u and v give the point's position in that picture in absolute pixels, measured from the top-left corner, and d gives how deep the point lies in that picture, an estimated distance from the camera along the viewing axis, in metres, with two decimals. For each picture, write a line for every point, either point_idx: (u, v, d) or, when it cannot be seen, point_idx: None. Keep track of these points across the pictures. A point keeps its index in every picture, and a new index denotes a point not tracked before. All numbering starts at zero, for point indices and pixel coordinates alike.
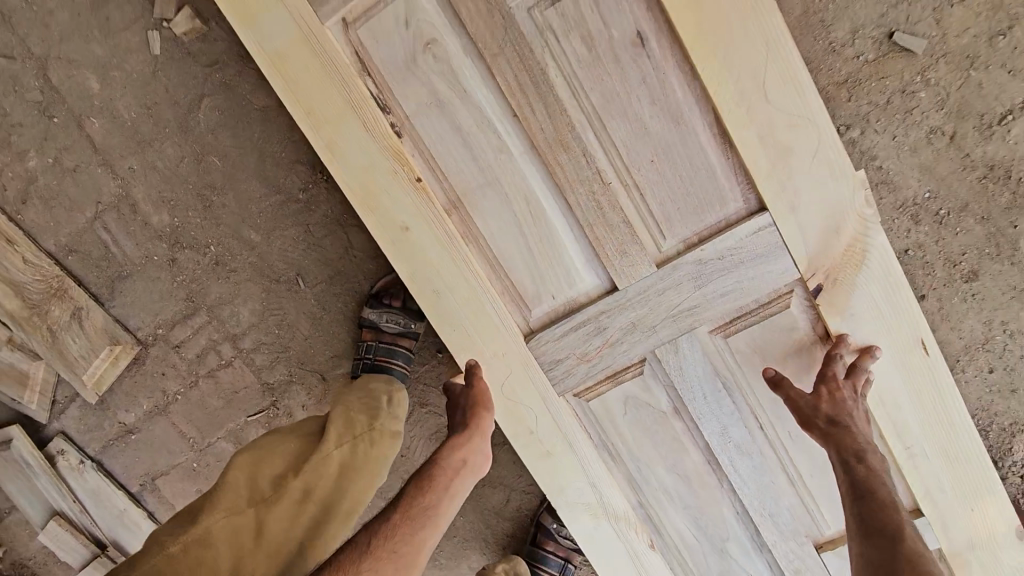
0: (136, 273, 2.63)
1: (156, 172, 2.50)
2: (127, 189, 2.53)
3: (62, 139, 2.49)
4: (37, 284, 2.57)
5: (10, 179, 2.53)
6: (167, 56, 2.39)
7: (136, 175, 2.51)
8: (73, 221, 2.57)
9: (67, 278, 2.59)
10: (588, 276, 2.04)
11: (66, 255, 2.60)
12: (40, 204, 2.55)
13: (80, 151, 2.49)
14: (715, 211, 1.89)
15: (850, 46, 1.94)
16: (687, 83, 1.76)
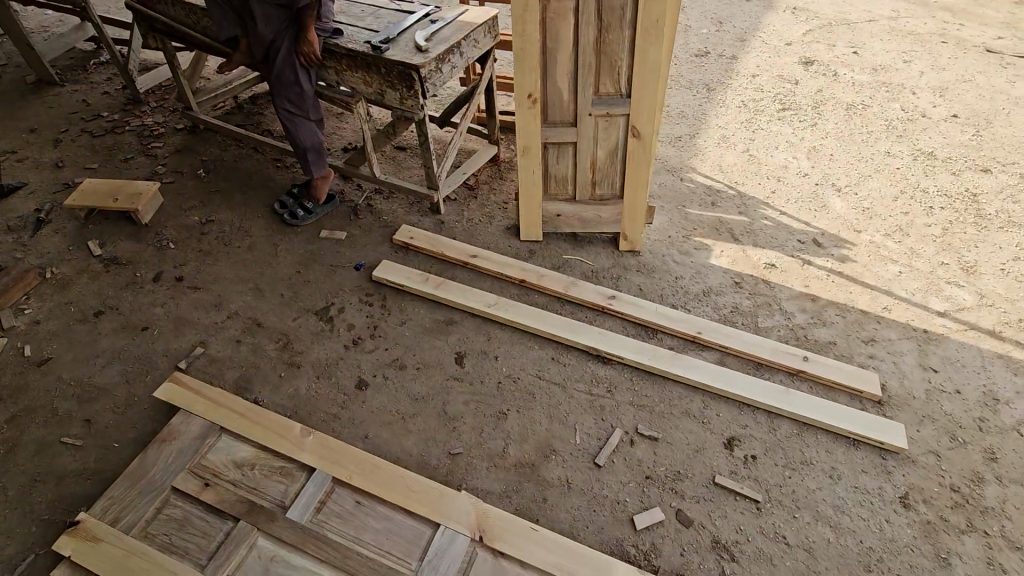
0: None
1: (91, 491, 2.52)
2: (45, 517, 2.43)
3: None
4: None
5: None
6: (144, 398, 2.86)
7: (65, 500, 2.49)
8: None
9: None
10: (548, 442, 2.75)
11: None
12: None
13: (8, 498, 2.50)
14: (609, 373, 3.04)
15: (620, 310, 3.32)
16: (537, 363, 3.08)
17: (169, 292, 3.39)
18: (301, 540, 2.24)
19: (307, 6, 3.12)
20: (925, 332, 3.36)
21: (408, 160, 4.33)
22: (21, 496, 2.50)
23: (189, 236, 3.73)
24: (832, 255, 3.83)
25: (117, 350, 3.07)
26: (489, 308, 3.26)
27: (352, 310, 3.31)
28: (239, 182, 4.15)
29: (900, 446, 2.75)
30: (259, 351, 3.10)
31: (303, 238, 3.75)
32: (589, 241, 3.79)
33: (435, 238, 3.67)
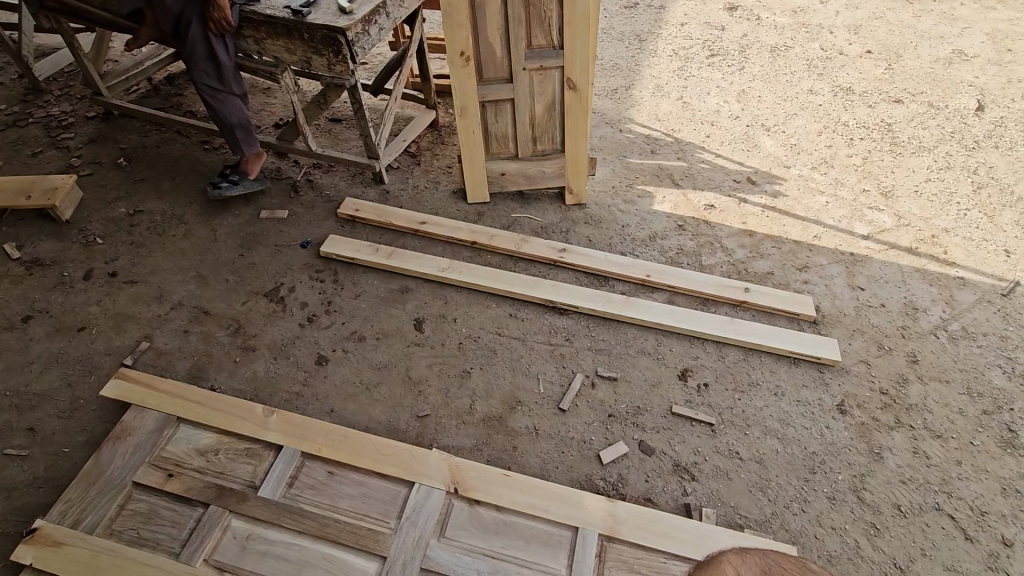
0: None
1: (47, 499, 2.42)
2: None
3: None
4: None
5: None
6: (91, 399, 2.74)
7: (19, 511, 2.38)
8: None
9: None
10: (512, 393, 2.83)
11: None
12: None
13: None
14: (566, 323, 3.14)
15: (572, 261, 3.40)
16: (496, 320, 3.13)
17: (103, 289, 3.22)
18: (276, 516, 2.24)
19: None
20: (852, 255, 3.61)
21: (345, 132, 4.22)
22: None
23: (118, 230, 3.53)
24: (766, 192, 4.02)
25: (54, 354, 2.92)
26: (443, 272, 3.27)
27: (303, 288, 3.25)
28: (166, 169, 3.94)
29: (834, 358, 2.98)
30: (209, 339, 3.01)
31: (243, 221, 3.62)
32: (536, 198, 3.83)
33: (380, 208, 3.63)
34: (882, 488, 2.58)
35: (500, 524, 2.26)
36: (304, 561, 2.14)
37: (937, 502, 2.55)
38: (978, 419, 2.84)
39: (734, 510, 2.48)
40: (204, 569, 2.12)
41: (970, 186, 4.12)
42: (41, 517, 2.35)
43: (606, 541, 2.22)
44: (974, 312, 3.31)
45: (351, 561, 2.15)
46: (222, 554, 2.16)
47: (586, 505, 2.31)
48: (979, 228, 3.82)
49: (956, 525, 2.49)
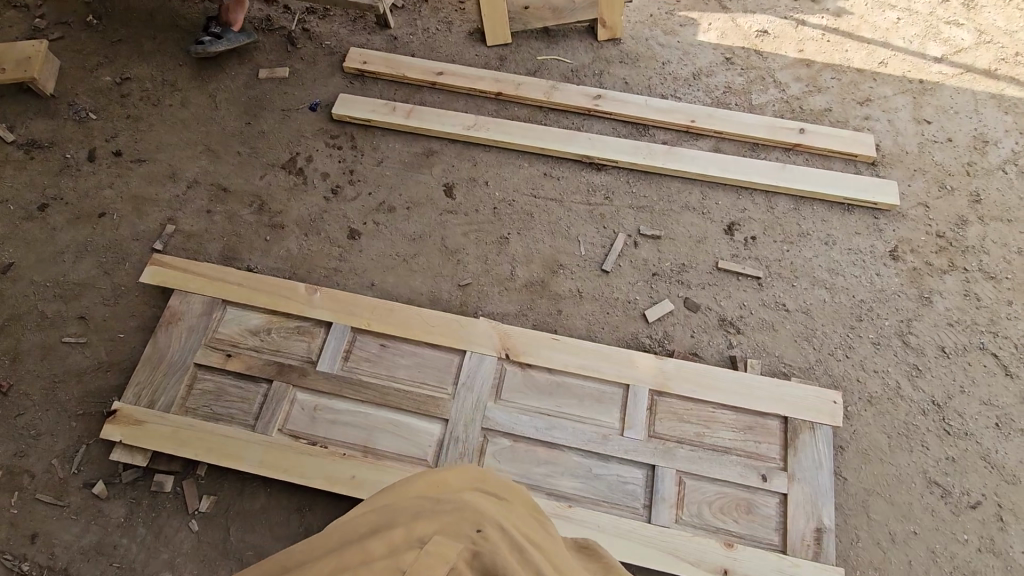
0: (91, 493, 2.32)
1: (118, 382, 2.53)
2: (81, 413, 2.46)
3: (20, 394, 2.51)
4: None
5: None
6: (133, 285, 2.73)
7: (95, 393, 2.50)
8: (22, 469, 2.36)
9: (17, 535, 2.25)
10: (552, 257, 2.76)
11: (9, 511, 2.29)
12: None
13: (33, 400, 2.49)
14: (605, 179, 2.93)
15: (607, 107, 3.07)
16: (529, 181, 2.94)
17: (112, 170, 3.04)
18: (339, 388, 2.32)
19: None
20: (921, 83, 3.22)
21: None
22: (47, 397, 2.50)
23: (109, 103, 3.23)
24: (829, 10, 3.48)
25: (82, 243, 2.84)
26: (469, 131, 3.00)
27: (321, 157, 3.03)
28: (143, 25, 3.48)
29: (892, 203, 2.80)
30: (234, 218, 2.89)
31: (241, 83, 3.27)
32: (563, 35, 3.38)
33: (390, 59, 3.24)
34: (928, 331, 2.58)
35: (553, 385, 2.33)
36: (372, 426, 2.27)
37: (982, 343, 2.56)
38: None
39: (778, 360, 2.53)
40: (281, 437, 2.26)
41: None
42: (118, 398, 2.47)
43: (657, 395, 2.31)
44: None
45: (415, 424, 2.28)
46: (295, 424, 2.29)
47: (636, 363, 2.35)
48: None
49: (998, 362, 2.52)
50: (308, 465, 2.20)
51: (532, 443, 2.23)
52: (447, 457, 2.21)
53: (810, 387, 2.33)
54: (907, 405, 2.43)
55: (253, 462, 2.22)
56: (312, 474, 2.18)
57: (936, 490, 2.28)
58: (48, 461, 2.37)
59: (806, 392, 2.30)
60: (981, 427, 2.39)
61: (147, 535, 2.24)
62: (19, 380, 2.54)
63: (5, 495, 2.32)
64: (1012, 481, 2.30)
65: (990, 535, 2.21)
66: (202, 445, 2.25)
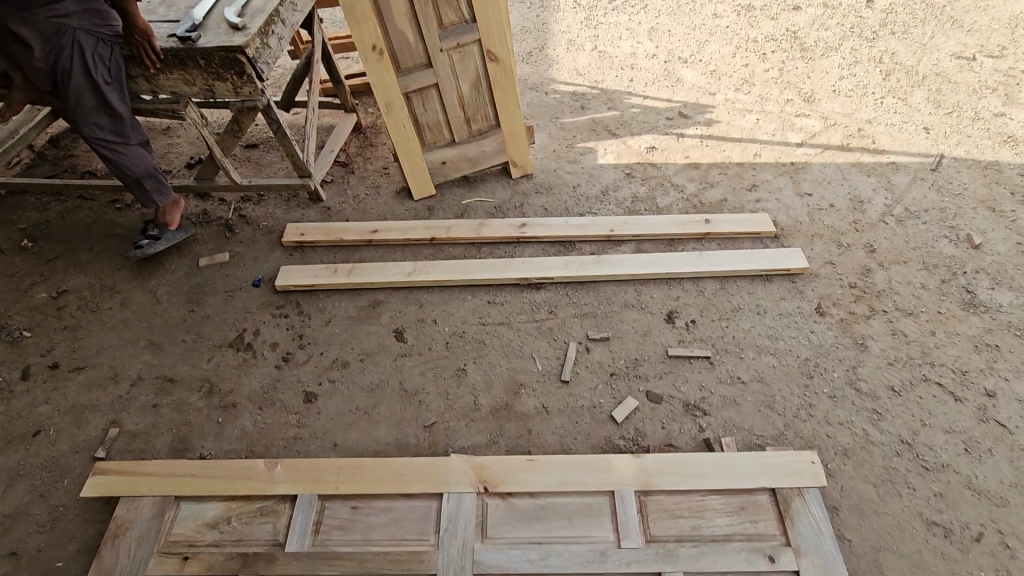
0: None
1: None
2: None
3: None
4: None
5: None
6: (73, 503, 2.52)
7: None
8: None
9: None
10: (511, 378, 2.80)
11: None
12: None
13: None
14: (546, 294, 3.11)
15: (533, 232, 3.35)
16: (475, 311, 3.07)
17: (48, 384, 2.94)
18: (313, 566, 2.14)
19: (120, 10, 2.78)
20: (793, 164, 3.74)
21: (266, 157, 4.00)
22: None
23: (45, 317, 3.22)
24: (700, 122, 4.09)
25: (13, 468, 2.64)
26: (410, 276, 3.17)
27: (268, 328, 3.08)
28: (81, 239, 3.61)
29: (802, 266, 3.10)
30: (183, 406, 2.81)
31: (182, 274, 3.37)
32: (481, 180, 3.76)
33: (327, 227, 3.47)
34: (874, 373, 2.72)
35: (539, 509, 2.24)
36: None
37: (924, 374, 2.71)
38: (939, 289, 3.03)
39: (750, 433, 2.55)
40: None
41: (879, 76, 4.35)
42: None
43: (644, 496, 2.25)
44: (912, 191, 3.52)
45: None
46: None
47: (616, 467, 2.32)
48: (897, 113, 4.04)
49: (945, 389, 2.66)
50: None
51: None
52: None
53: (786, 452, 2.36)
54: (881, 449, 2.48)
55: None
56: None
57: (938, 531, 2.25)
58: None
59: (783, 458, 2.32)
60: (954, 455, 2.45)
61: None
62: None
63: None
64: (1002, 504, 2.31)
65: (1005, 566, 2.16)
66: None
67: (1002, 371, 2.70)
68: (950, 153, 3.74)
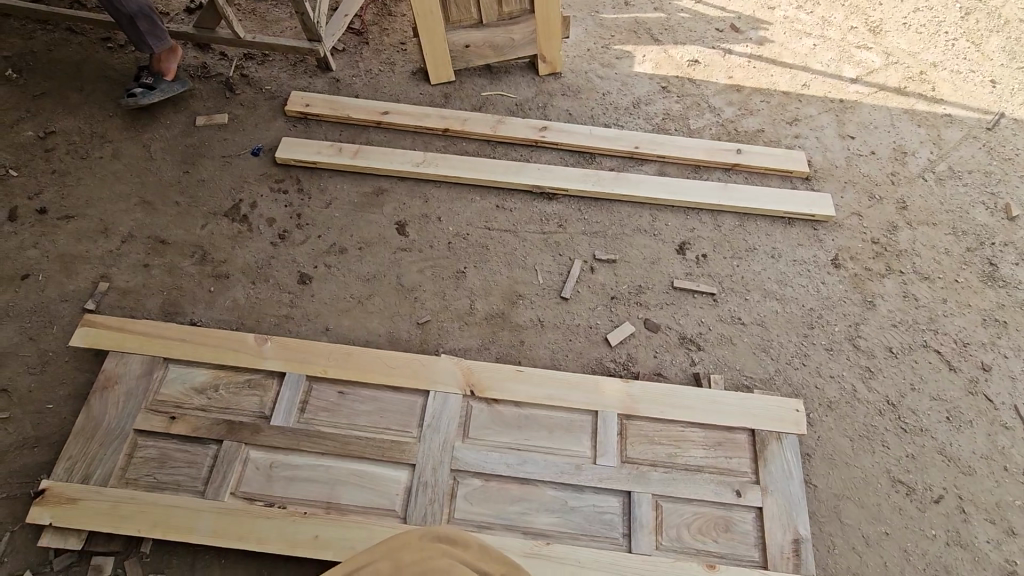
0: None
1: (46, 459, 2.31)
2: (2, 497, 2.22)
3: None
4: None
5: None
6: (63, 350, 2.53)
7: (19, 474, 2.27)
8: None
9: None
10: (511, 288, 2.73)
11: None
12: None
13: None
14: (558, 207, 2.97)
15: (553, 137, 3.14)
16: (482, 214, 2.93)
17: (36, 229, 2.85)
18: (297, 442, 2.19)
19: None
20: (841, 102, 3.45)
21: (273, 12, 3.63)
22: None
23: (32, 157, 3.06)
24: (752, 39, 3.71)
25: (2, 309, 2.62)
26: (418, 168, 2.99)
27: (266, 202, 2.94)
28: (69, 77, 3.35)
29: (827, 214, 2.95)
30: (175, 270, 2.75)
31: (177, 132, 3.17)
32: (505, 72, 3.45)
33: (334, 101, 3.22)
34: (875, 332, 2.69)
35: (522, 418, 2.28)
36: (334, 480, 2.14)
37: (925, 340, 2.68)
38: (962, 258, 2.92)
39: (740, 374, 2.56)
40: (235, 501, 2.10)
41: (958, 13, 3.91)
42: (46, 476, 2.25)
43: (626, 419, 2.29)
44: (961, 149, 3.28)
45: (381, 473, 2.16)
46: (250, 486, 2.13)
47: (603, 389, 2.33)
48: (967, 60, 3.68)
49: (941, 357, 2.64)
50: (265, 529, 2.04)
51: (505, 480, 2.16)
52: (416, 506, 2.10)
53: (773, 397, 2.37)
54: (865, 406, 2.50)
55: (205, 532, 2.04)
56: (270, 538, 2.02)
57: (901, 488, 2.33)
58: None
59: (769, 402, 2.34)
60: (934, 421, 2.48)
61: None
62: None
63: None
64: (968, 472, 2.38)
65: (956, 528, 2.27)
66: (144, 519, 2.05)
67: (1003, 348, 2.67)
68: (1011, 113, 3.45)
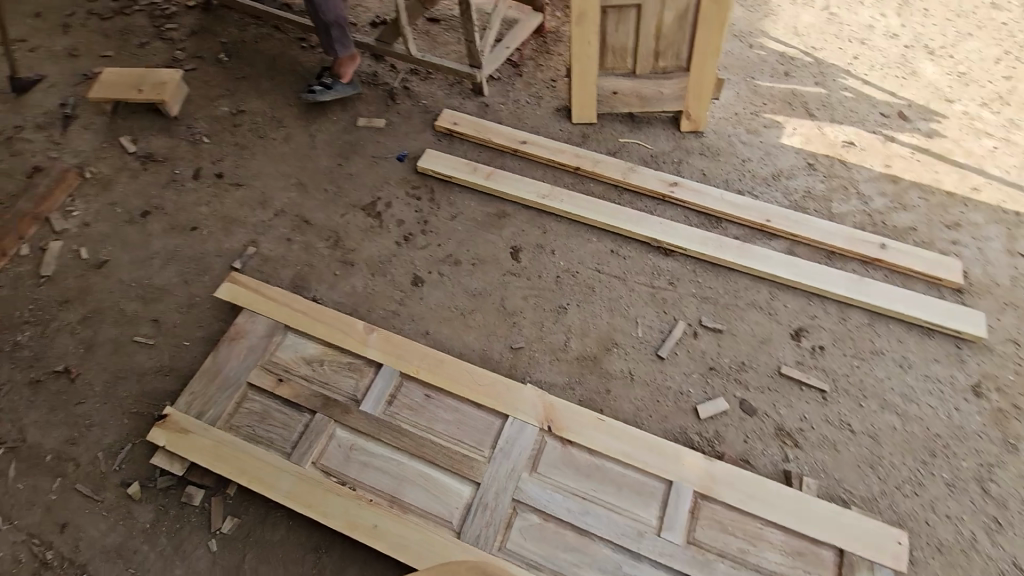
0: (121, 493, 2.36)
1: (172, 388, 2.63)
2: (132, 411, 2.57)
3: (84, 385, 2.65)
4: (23, 539, 2.28)
5: (17, 434, 2.53)
6: (207, 297, 2.89)
7: (148, 395, 2.61)
8: (67, 456, 2.46)
9: (51, 523, 2.31)
10: (608, 334, 2.72)
11: (49, 495, 2.37)
12: (37, 453, 2.48)
13: (94, 391, 2.63)
14: (672, 264, 2.92)
15: (682, 194, 3.10)
16: (594, 256, 2.96)
17: (211, 190, 3.30)
18: (378, 432, 2.32)
19: None
20: (1017, 214, 3.09)
21: (444, 35, 3.96)
22: (109, 389, 2.63)
23: (222, 129, 3.57)
24: (920, 129, 3.45)
25: (171, 251, 3.06)
26: (543, 199, 3.09)
27: (400, 204, 3.19)
28: (265, 67, 3.88)
29: (977, 334, 2.63)
30: (310, 249, 3.05)
31: (340, 128, 3.54)
32: (647, 122, 3.49)
33: (479, 124, 3.43)
34: (1012, 481, 2.34)
35: (593, 467, 2.24)
36: (404, 477, 2.24)
37: None
38: None
39: (838, 484, 2.34)
40: (313, 470, 2.26)
41: None
42: (170, 403, 2.57)
43: (701, 499, 2.17)
44: None
45: (447, 483, 2.23)
46: (329, 460, 2.28)
47: (682, 461, 2.23)
48: None
49: None
50: (333, 505, 2.17)
51: (563, 525, 2.13)
52: (473, 525, 2.13)
53: (873, 520, 2.13)
54: (983, 562, 2.18)
55: (283, 492, 2.21)
56: (336, 515, 2.15)
57: None
58: (95, 453, 2.46)
59: (866, 525, 2.11)
60: None
61: (167, 546, 2.25)
62: (87, 369, 2.69)
63: (49, 479, 2.41)
64: None
65: None
66: (236, 465, 2.27)
67: None
68: None
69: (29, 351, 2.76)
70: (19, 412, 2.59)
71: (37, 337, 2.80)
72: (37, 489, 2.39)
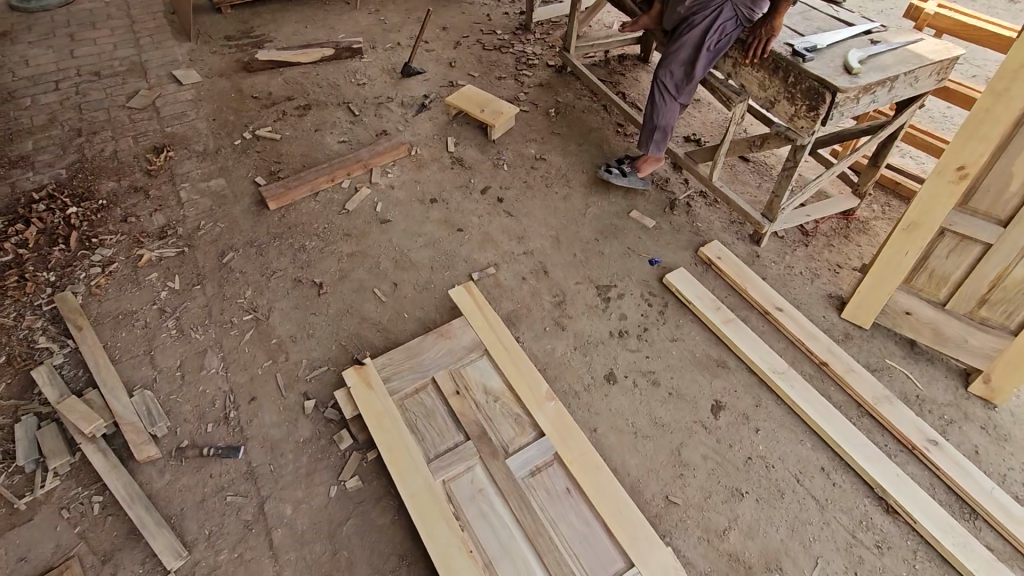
0: (300, 400, 2.72)
1: (377, 343, 2.98)
2: (341, 343, 2.97)
3: (323, 302, 3.15)
4: (226, 389, 2.76)
5: (266, 311, 3.09)
6: (439, 288, 3.25)
7: (359, 338, 2.99)
8: (284, 348, 2.93)
9: (247, 390, 2.75)
10: (776, 552, 2.35)
11: (257, 369, 2.84)
12: (269, 332, 2.99)
13: (327, 311, 3.10)
14: (890, 527, 2.43)
15: (940, 458, 2.58)
16: (801, 461, 2.62)
17: (489, 207, 3.75)
18: (509, 493, 2.31)
19: (773, 16, 3.05)
20: None
21: (748, 177, 4.00)
22: (337, 317, 3.08)
23: (522, 166, 4.05)
24: None
25: (435, 238, 3.53)
26: (773, 374, 2.85)
27: (630, 301, 3.23)
28: (580, 134, 4.35)
29: None
30: (536, 296, 3.24)
31: (614, 211, 3.76)
32: (928, 359, 3.02)
33: (743, 270, 3.34)
34: None
35: None
36: (508, 553, 2.17)
37: None
38: None
39: None
40: (440, 488, 2.32)
41: None
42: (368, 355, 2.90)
43: None
44: None
45: None
46: (457, 489, 2.33)
47: None
48: None
49: None
50: (439, 531, 2.19)
51: None
52: None
53: None
54: None
55: (408, 489, 2.31)
56: (437, 543, 2.16)
57: None
58: (301, 358, 2.89)
59: None
60: None
61: (303, 466, 2.50)
62: (332, 292, 3.20)
63: (263, 357, 2.89)
64: None
65: None
66: (388, 439, 2.45)
67: None
68: None
69: (307, 256, 3.39)
70: (276, 296, 3.17)
71: (317, 249, 3.43)
72: (253, 359, 2.88)
